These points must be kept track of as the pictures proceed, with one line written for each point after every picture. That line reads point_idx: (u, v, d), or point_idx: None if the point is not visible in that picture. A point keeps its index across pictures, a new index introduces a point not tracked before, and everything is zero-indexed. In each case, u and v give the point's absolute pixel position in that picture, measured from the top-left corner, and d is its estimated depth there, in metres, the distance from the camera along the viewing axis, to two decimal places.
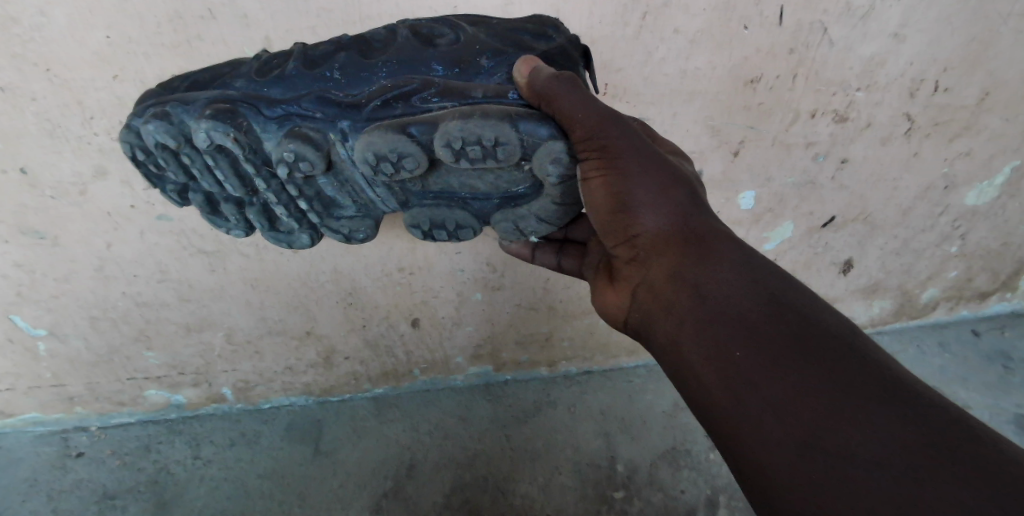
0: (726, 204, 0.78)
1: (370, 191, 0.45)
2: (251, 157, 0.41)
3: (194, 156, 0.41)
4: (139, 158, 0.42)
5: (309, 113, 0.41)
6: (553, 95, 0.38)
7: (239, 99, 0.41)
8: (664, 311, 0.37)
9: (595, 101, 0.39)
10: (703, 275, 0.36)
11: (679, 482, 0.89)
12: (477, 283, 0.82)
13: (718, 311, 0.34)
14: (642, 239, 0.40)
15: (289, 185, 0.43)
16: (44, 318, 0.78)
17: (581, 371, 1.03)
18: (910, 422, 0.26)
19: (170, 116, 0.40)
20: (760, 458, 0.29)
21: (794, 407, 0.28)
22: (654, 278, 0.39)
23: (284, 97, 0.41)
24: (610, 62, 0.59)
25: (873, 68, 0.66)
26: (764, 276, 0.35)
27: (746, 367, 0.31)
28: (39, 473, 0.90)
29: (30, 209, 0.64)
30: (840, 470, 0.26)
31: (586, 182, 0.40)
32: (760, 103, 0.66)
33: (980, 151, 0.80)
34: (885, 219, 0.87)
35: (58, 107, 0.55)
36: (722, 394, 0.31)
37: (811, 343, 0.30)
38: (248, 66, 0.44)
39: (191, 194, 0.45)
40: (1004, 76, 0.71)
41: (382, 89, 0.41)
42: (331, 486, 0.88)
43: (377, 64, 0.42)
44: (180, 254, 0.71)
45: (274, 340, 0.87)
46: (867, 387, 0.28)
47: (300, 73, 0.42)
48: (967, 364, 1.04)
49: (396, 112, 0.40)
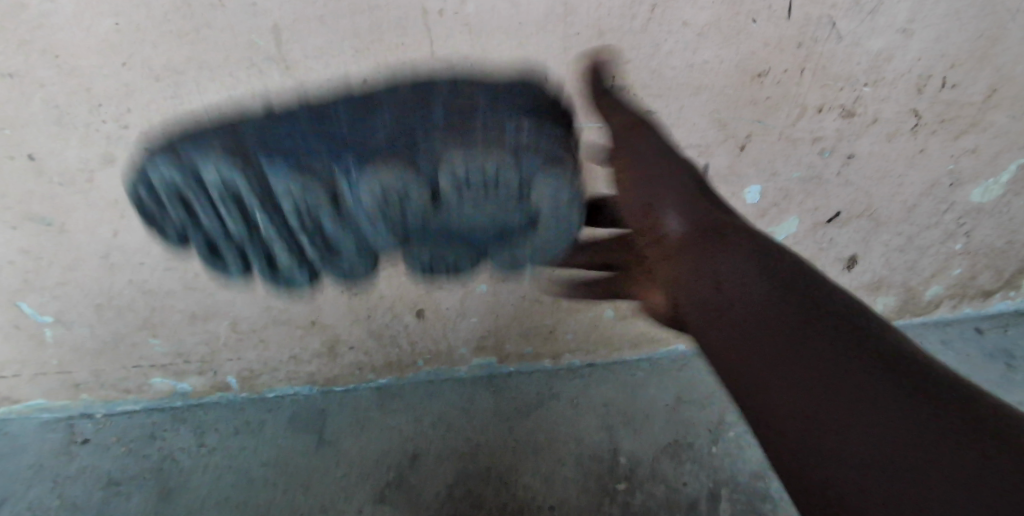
0: (732, 199, 0.78)
1: (370, 237, 0.50)
2: (261, 198, 0.46)
3: (202, 197, 0.46)
4: (146, 199, 0.47)
5: (310, 155, 0.46)
6: (617, 146, 0.49)
7: (243, 140, 0.47)
8: (708, 312, 0.42)
9: (651, 144, 0.48)
10: (753, 290, 0.40)
11: (681, 475, 0.88)
12: (481, 275, 0.82)
13: (769, 317, 0.38)
14: (688, 256, 0.45)
15: (294, 223, 0.49)
16: (50, 305, 0.78)
17: (585, 364, 1.03)
18: (925, 433, 0.29)
19: (183, 160, 0.45)
20: (789, 434, 0.33)
21: (833, 395, 0.33)
22: (699, 286, 0.44)
23: (290, 141, 0.48)
24: (618, 52, 0.60)
25: (881, 63, 0.66)
26: (798, 298, 0.39)
27: (792, 360, 0.35)
28: (44, 460, 0.91)
29: (37, 195, 0.64)
30: (859, 450, 0.30)
31: (644, 205, 0.47)
32: (766, 98, 0.66)
33: (986, 148, 0.80)
34: (890, 215, 0.87)
35: (66, 93, 0.55)
36: (766, 379, 0.36)
37: (861, 352, 0.34)
38: (253, 121, 0.51)
39: (193, 241, 0.50)
40: (1012, 72, 0.71)
41: (384, 133, 0.48)
42: (333, 476, 0.89)
43: (375, 117, 0.49)
44: (186, 242, 0.71)
45: (279, 329, 0.87)
46: (906, 391, 0.31)
47: (303, 128, 0.48)
48: (970, 361, 1.04)
49: (395, 153, 0.46)
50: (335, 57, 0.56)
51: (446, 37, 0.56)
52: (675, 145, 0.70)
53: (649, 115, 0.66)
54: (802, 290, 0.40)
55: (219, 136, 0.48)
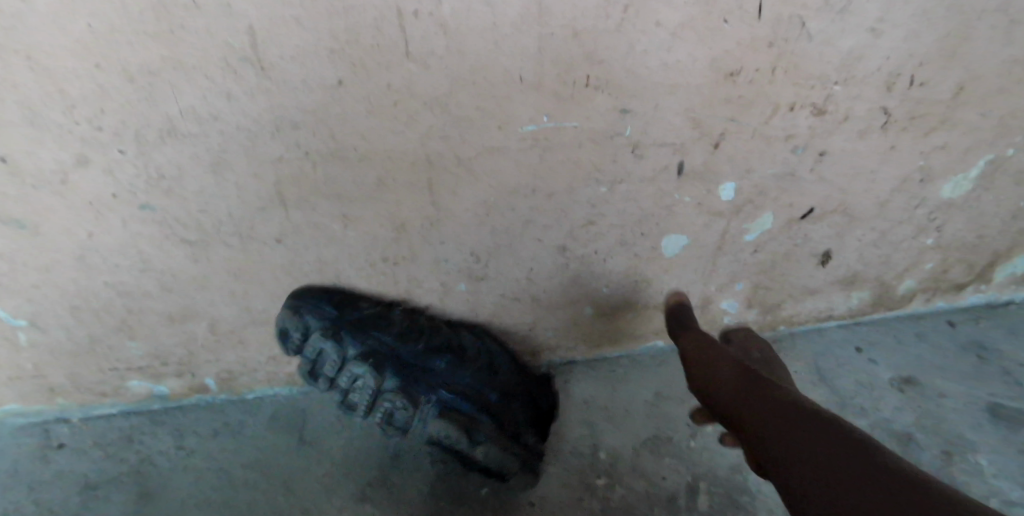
0: (708, 196, 0.79)
1: (406, 417, 0.77)
2: (364, 369, 0.76)
3: (340, 356, 0.77)
4: (299, 336, 0.77)
5: (404, 357, 0.81)
6: (685, 336, 0.84)
7: (378, 339, 0.80)
8: (759, 415, 0.59)
9: (718, 356, 0.75)
10: (792, 404, 0.58)
11: (660, 469, 0.89)
12: (462, 273, 0.83)
13: (805, 414, 0.56)
14: (741, 398, 0.64)
15: (373, 391, 0.76)
16: (25, 308, 0.77)
17: (565, 361, 1.04)
18: (911, 478, 0.43)
19: (340, 330, 0.78)
20: (800, 473, 0.49)
21: (833, 453, 0.48)
22: (754, 403, 0.62)
23: (406, 354, 0.81)
24: (593, 52, 0.60)
25: (851, 62, 0.67)
26: (837, 417, 0.54)
27: (807, 434, 0.52)
28: (19, 465, 0.90)
29: (10, 198, 0.64)
30: (846, 478, 0.45)
31: (728, 371, 0.70)
32: (740, 96, 0.68)
33: (954, 144, 0.81)
34: (863, 211, 0.88)
35: (38, 95, 0.55)
36: (790, 443, 0.53)
37: (862, 439, 0.50)
38: (387, 330, 0.82)
39: (314, 371, 0.78)
40: (978, 71, 0.72)
41: (439, 383, 0.81)
42: (315, 475, 0.89)
43: (445, 374, 0.83)
44: (164, 243, 0.71)
45: (259, 330, 0.87)
46: (892, 464, 0.46)
47: (407, 351, 0.81)
48: (942, 354, 1.07)
49: (437, 391, 0.79)
50: (311, 58, 0.56)
51: (420, 37, 0.56)
52: (651, 144, 0.71)
53: (625, 113, 0.67)
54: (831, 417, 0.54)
55: (364, 329, 0.80)
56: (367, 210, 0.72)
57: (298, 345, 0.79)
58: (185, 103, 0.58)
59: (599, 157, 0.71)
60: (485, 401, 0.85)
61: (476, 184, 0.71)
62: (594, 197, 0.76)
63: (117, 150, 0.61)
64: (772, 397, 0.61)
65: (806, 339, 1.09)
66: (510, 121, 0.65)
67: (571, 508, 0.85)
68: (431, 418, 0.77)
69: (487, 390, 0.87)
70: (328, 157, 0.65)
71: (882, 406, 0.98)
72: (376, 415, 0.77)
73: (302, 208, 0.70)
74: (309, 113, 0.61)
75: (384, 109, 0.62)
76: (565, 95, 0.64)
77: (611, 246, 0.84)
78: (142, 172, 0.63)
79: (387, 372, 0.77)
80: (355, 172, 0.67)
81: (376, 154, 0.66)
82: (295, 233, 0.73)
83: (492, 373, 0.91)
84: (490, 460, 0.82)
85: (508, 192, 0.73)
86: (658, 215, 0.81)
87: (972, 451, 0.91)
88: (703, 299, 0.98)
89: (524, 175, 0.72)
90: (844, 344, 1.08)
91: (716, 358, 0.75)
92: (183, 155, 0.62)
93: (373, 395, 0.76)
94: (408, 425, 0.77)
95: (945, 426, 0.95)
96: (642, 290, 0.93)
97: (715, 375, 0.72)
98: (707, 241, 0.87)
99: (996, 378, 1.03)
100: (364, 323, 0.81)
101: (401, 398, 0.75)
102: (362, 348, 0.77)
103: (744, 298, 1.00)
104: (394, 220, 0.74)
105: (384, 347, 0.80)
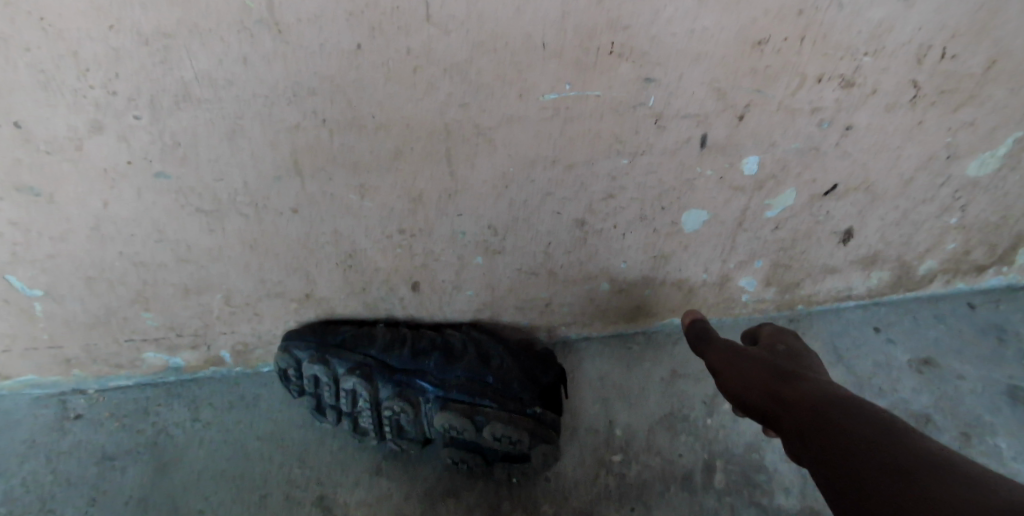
0: (731, 169, 0.78)
1: (410, 423, 0.81)
2: (352, 389, 0.81)
3: (330, 384, 0.82)
4: (293, 374, 0.85)
5: (397, 367, 0.82)
6: (703, 337, 0.86)
7: (365, 357, 0.82)
8: (783, 407, 0.61)
9: (737, 346, 0.77)
10: (814, 394, 0.59)
11: (677, 447, 0.89)
12: (478, 246, 0.83)
13: (825, 404, 0.57)
14: (763, 389, 0.66)
15: (368, 407, 0.81)
16: (39, 278, 0.77)
17: (580, 336, 1.04)
18: (916, 468, 0.44)
19: (323, 354, 0.83)
20: (822, 468, 0.51)
21: (852, 445, 0.50)
22: (778, 392, 0.63)
23: (397, 364, 0.82)
24: (617, 20, 0.59)
25: (881, 33, 0.65)
26: (859, 404, 0.55)
27: (828, 423, 0.54)
28: (37, 435, 0.90)
29: (24, 165, 0.63)
30: (863, 473, 0.47)
31: (747, 360, 0.72)
32: (766, 67, 0.66)
33: (983, 121, 0.79)
34: (886, 189, 0.86)
35: (52, 57, 0.54)
36: (811, 436, 0.54)
37: (881, 426, 0.50)
38: (378, 341, 0.85)
39: (315, 403, 0.86)
40: (1012, 44, 0.69)
41: (438, 382, 0.81)
42: (331, 448, 0.89)
43: (448, 372, 0.82)
44: (178, 213, 0.71)
45: (273, 303, 0.87)
46: (912, 452, 0.46)
47: (401, 361, 0.83)
48: (962, 337, 1.05)
49: (435, 391, 0.81)
50: (326, 22, 0.55)
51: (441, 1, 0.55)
52: (673, 115, 0.69)
53: (648, 83, 0.65)
54: (852, 403, 0.55)
55: (352, 349, 0.83)
56: (384, 181, 0.71)
57: (298, 379, 0.86)
58: (199, 68, 0.57)
59: (620, 129, 0.70)
60: (484, 384, 0.82)
61: (494, 154, 0.70)
62: (614, 169, 0.75)
63: (131, 116, 0.60)
64: (795, 387, 0.62)
65: (823, 319, 1.08)
66: (530, 90, 0.64)
67: (586, 485, 0.84)
68: (433, 413, 0.80)
69: (484, 373, 0.83)
70: (347, 125, 0.64)
71: (900, 388, 0.97)
72: (384, 420, 0.82)
73: (319, 178, 0.69)
74: (326, 79, 0.59)
75: (404, 76, 0.60)
76: (587, 63, 0.62)
77: (630, 221, 0.83)
78: (156, 139, 0.62)
79: (379, 380, 0.81)
80: (372, 142, 0.66)
81: (395, 123, 0.65)
82: (312, 204, 0.72)
83: (494, 364, 0.86)
84: (499, 441, 0.79)
85: (526, 163, 0.72)
86: (678, 190, 0.79)
87: (990, 434, 0.91)
88: (720, 276, 0.97)
89: (542, 146, 0.70)
90: (861, 325, 1.07)
91: (737, 356, 0.74)
92: (199, 121, 0.61)
93: (373, 408, 0.82)
94: (416, 424, 0.82)
95: (963, 409, 0.94)
96: (659, 266, 0.92)
97: (739, 369, 0.71)
98: (727, 217, 0.85)
99: (1016, 361, 1.02)
100: (353, 341, 0.85)
101: (398, 402, 0.80)
102: (350, 364, 0.81)
103: (762, 277, 0.99)
104: (412, 191, 0.73)
105: (372, 360, 0.82)
